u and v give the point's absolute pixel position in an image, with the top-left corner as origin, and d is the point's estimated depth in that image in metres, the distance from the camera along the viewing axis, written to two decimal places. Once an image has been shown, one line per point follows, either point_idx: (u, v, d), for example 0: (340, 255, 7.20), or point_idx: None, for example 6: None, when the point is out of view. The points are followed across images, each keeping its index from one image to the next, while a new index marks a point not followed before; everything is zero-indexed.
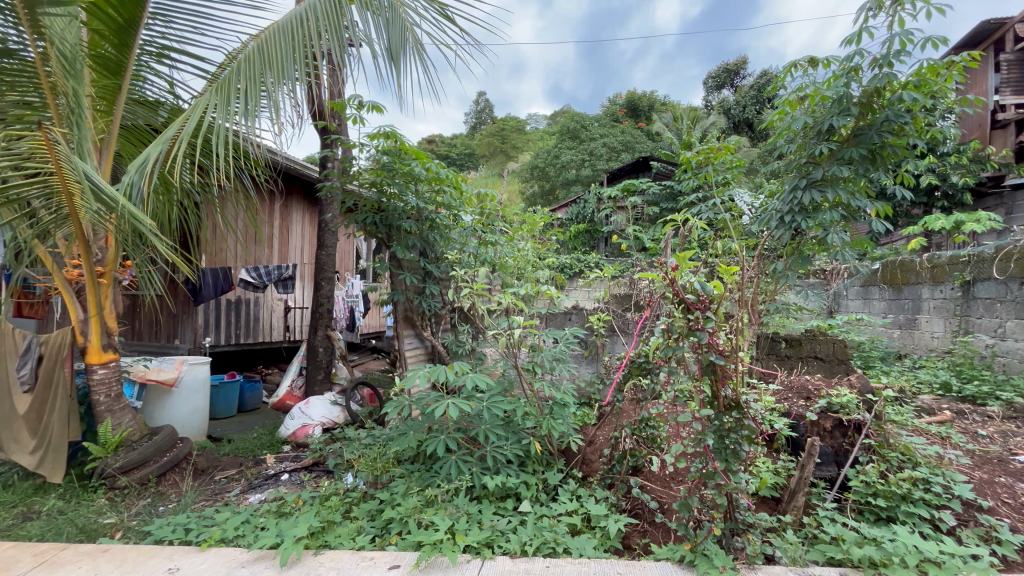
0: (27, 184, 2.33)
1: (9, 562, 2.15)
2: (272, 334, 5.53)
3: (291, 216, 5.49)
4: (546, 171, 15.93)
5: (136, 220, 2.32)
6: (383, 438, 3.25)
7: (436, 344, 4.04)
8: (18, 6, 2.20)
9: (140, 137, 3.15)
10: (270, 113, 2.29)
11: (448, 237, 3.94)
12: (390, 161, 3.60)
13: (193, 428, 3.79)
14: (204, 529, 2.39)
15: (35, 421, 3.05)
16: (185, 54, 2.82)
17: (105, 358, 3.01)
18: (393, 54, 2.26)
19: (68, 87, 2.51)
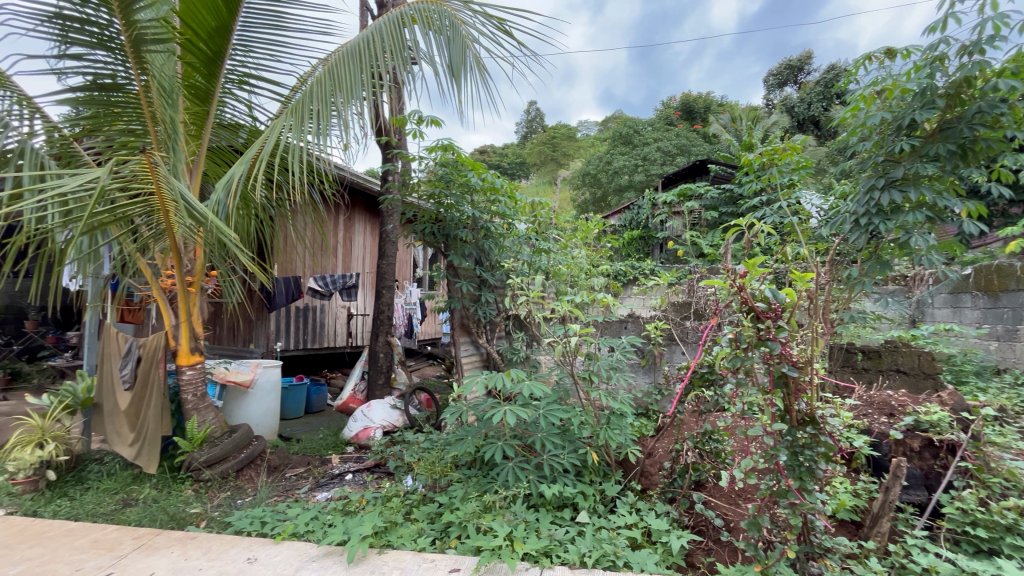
0: (132, 203, 2.61)
1: (114, 543, 2.39)
2: (336, 340, 5.81)
3: (354, 227, 5.77)
4: (598, 177, 15.83)
5: (222, 234, 2.53)
6: (440, 443, 3.32)
7: (491, 351, 4.10)
8: (127, 45, 2.51)
9: (222, 157, 3.42)
10: (341, 132, 2.44)
11: (503, 246, 4.00)
12: (447, 173, 3.72)
13: (266, 427, 4.04)
14: (278, 523, 2.54)
15: (134, 417, 3.37)
16: (263, 79, 3.06)
17: (193, 360, 3.29)
18: (453, 70, 2.35)
19: (165, 116, 2.78)
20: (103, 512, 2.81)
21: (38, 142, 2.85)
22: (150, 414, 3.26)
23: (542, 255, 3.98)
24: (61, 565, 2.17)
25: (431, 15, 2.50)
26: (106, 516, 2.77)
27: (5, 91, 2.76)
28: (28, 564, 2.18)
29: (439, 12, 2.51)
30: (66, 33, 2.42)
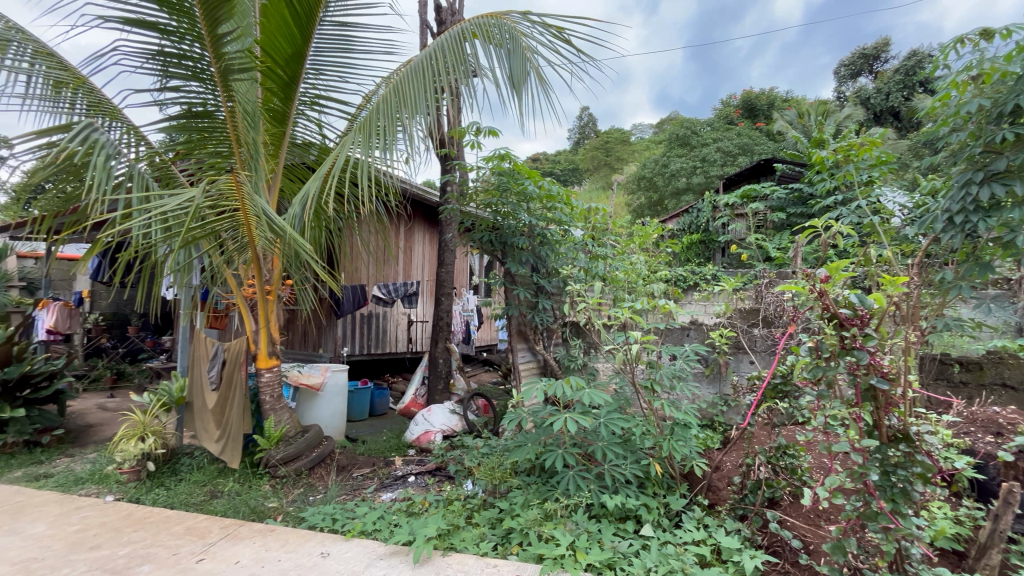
0: (221, 220, 2.85)
1: (204, 531, 2.60)
2: (397, 345, 6.02)
3: (414, 236, 5.97)
4: (654, 180, 15.46)
5: (298, 246, 2.72)
6: (500, 449, 3.35)
7: (549, 358, 4.10)
8: (216, 75, 2.76)
9: (296, 173, 3.66)
10: (407, 148, 2.55)
11: (559, 253, 3.99)
12: (504, 181, 3.79)
13: (334, 428, 4.24)
14: (348, 521, 2.66)
15: (219, 415, 3.65)
16: (333, 100, 3.26)
17: (271, 363, 3.52)
18: (514, 81, 2.40)
19: (248, 138, 3.01)
20: (194, 502, 3.07)
21: (143, 166, 3.18)
22: (234, 413, 3.52)
23: (599, 261, 3.87)
24: (161, 549, 2.39)
25: (490, 29, 2.57)
26: (196, 506, 3.02)
27: (117, 122, 3.11)
28: (134, 546, 2.42)
29: (499, 26, 2.57)
30: (166, 68, 2.71)
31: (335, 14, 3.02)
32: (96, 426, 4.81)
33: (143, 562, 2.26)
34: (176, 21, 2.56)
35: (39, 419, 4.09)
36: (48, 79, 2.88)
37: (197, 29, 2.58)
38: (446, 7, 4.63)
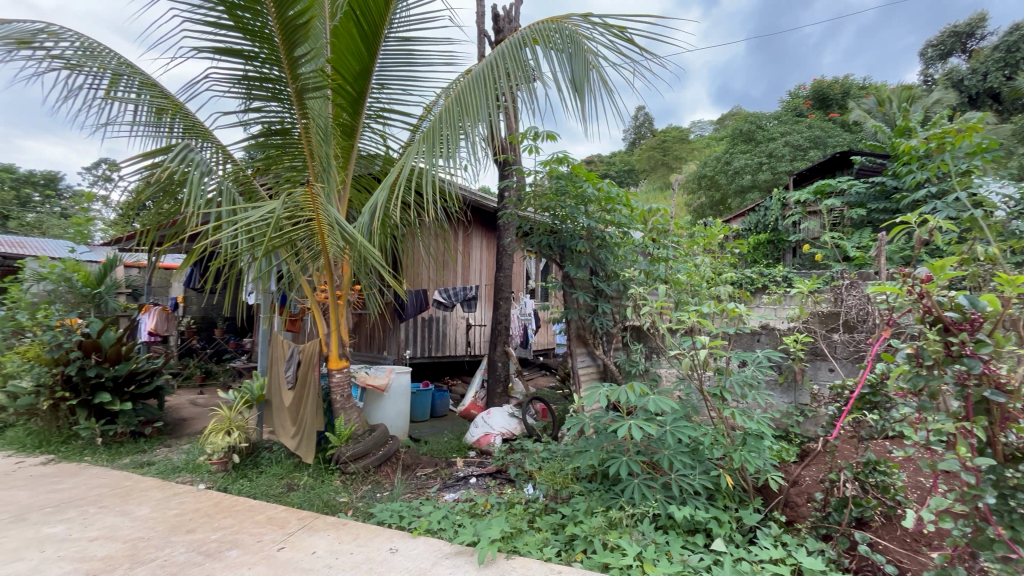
0: (298, 230, 3.05)
1: (284, 521, 2.77)
2: (457, 349, 6.15)
3: (472, 242, 6.08)
4: (716, 179, 14.84)
5: (369, 254, 2.85)
6: (560, 454, 3.32)
7: (609, 363, 4.02)
8: (293, 95, 2.95)
9: (363, 183, 3.84)
10: (470, 155, 2.61)
11: (619, 256, 3.92)
12: (563, 185, 3.77)
13: (398, 428, 4.40)
14: (414, 519, 2.74)
15: (294, 413, 3.87)
16: (397, 112, 3.40)
17: (341, 364, 3.70)
18: (576, 84, 2.39)
19: (321, 152, 3.19)
20: (274, 493, 3.29)
21: (230, 182, 3.46)
22: (308, 411, 3.73)
23: (660, 263, 3.82)
24: (246, 536, 2.57)
25: (550, 34, 2.58)
26: (276, 498, 3.23)
27: (208, 143, 3.41)
28: (223, 532, 2.62)
29: (559, 30, 2.57)
30: (251, 91, 2.94)
31: (399, 30, 3.16)
32: (188, 420, 5.28)
33: (230, 547, 2.44)
34: (258, 47, 2.77)
35: (142, 412, 4.55)
36: (152, 106, 3.21)
37: (276, 53, 2.78)
38: (503, 15, 4.70)
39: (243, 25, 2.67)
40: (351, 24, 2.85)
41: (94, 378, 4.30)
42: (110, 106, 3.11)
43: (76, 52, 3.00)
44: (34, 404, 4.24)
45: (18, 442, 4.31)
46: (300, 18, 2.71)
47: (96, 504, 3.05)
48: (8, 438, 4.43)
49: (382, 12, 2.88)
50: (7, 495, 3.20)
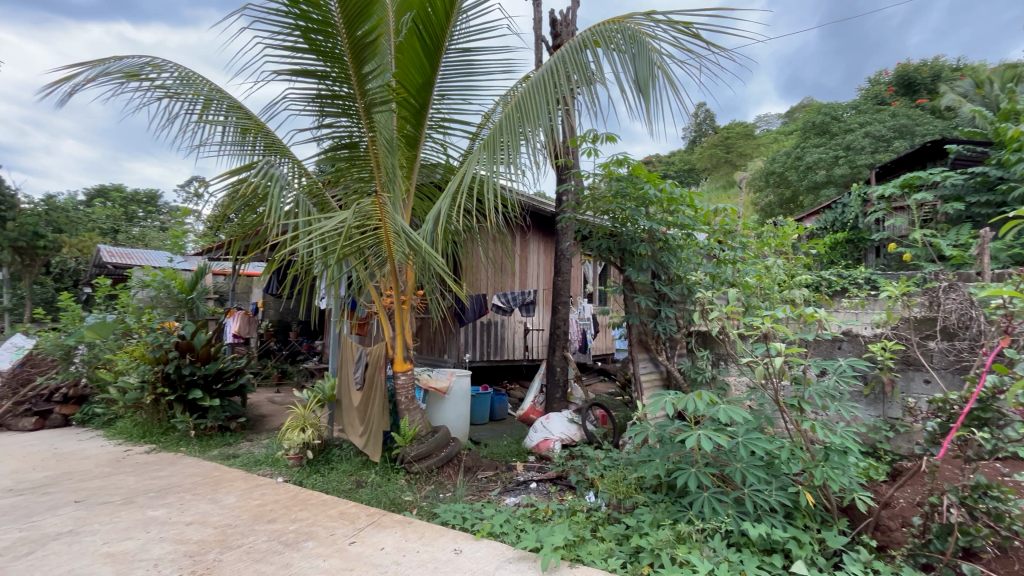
0: (367, 238, 3.19)
1: (354, 517, 2.90)
2: (515, 353, 6.18)
3: (529, 247, 6.11)
4: (786, 175, 13.99)
5: (433, 260, 2.95)
6: (623, 462, 3.24)
7: (673, 370, 3.87)
8: (361, 109, 3.10)
9: (426, 191, 3.95)
10: (531, 162, 2.62)
11: (683, 258, 3.78)
12: (623, 186, 3.67)
13: (459, 430, 4.48)
14: (477, 521, 2.78)
15: (362, 413, 4.05)
16: (457, 121, 3.48)
17: (406, 367, 3.82)
18: (640, 85, 2.34)
19: (387, 163, 3.33)
20: (344, 489, 3.46)
21: (305, 194, 3.69)
22: (375, 411, 3.88)
23: (727, 265, 3.73)
24: (320, 529, 2.71)
25: (612, 34, 2.54)
26: (346, 493, 3.39)
27: (286, 158, 3.67)
28: (300, 523, 2.79)
29: (621, 30, 2.53)
30: (324, 109, 3.13)
31: (459, 41, 3.21)
32: (267, 416, 5.67)
33: (307, 538, 2.59)
34: (329, 66, 2.93)
35: (227, 408, 4.94)
36: (237, 127, 3.49)
37: (346, 71, 2.94)
38: (561, 19, 4.69)
39: (317, 47, 2.84)
40: (415, 39, 2.96)
41: (188, 375, 4.73)
42: (203, 128, 3.42)
43: (176, 81, 3.34)
44: (139, 398, 4.72)
45: (125, 432, 4.82)
46: (368, 36, 2.86)
47: (190, 491, 3.34)
48: (118, 428, 4.96)
49: (444, 25, 2.96)
50: (118, 480, 3.59)
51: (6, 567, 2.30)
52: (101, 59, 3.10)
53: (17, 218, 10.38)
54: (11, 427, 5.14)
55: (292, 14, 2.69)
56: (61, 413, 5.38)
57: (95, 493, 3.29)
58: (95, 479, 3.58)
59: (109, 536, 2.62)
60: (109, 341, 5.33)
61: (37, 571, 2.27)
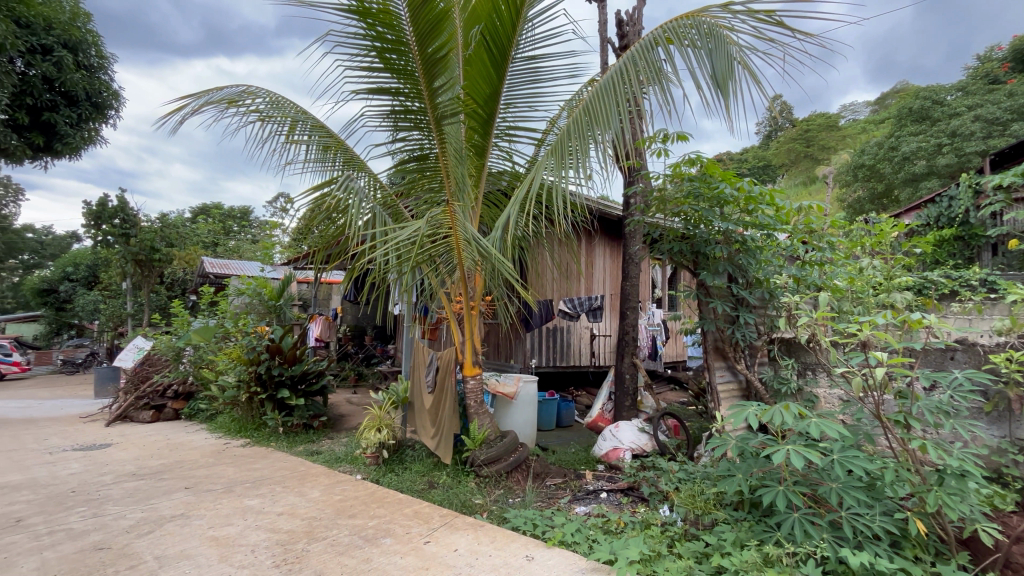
0: (440, 246, 3.29)
1: (428, 517, 2.98)
2: (581, 359, 6.10)
3: (594, 251, 6.03)
4: (878, 168, 12.78)
5: (503, 266, 2.98)
6: (700, 476, 3.08)
7: (753, 379, 3.63)
8: (432, 121, 3.21)
9: (494, 200, 4.03)
10: (601, 166, 2.57)
11: (763, 260, 3.51)
12: (697, 187, 3.49)
13: (527, 436, 4.48)
14: (548, 529, 2.76)
15: (434, 415, 4.16)
16: (523, 128, 3.51)
17: (475, 372, 3.87)
18: (718, 81, 2.24)
19: (457, 172, 3.41)
20: (418, 489, 3.57)
21: (380, 205, 3.89)
22: (446, 414, 3.98)
23: (813, 268, 3.50)
24: (397, 527, 2.82)
25: (686, 31, 2.46)
26: (419, 493, 3.50)
27: (363, 172, 3.88)
28: (378, 520, 2.91)
29: (696, 26, 2.44)
30: (398, 123, 3.27)
31: (524, 50, 3.24)
32: (346, 416, 6.01)
33: (385, 535, 2.69)
34: (402, 83, 3.06)
35: (310, 407, 5.29)
36: (320, 145, 3.75)
37: (418, 86, 3.06)
38: (627, 19, 4.60)
39: (391, 66, 2.98)
40: (482, 51, 3.04)
41: (277, 376, 5.12)
42: (290, 148, 3.71)
43: (267, 105, 3.64)
44: (235, 396, 5.17)
45: (225, 426, 5.32)
46: (439, 52, 2.96)
47: (281, 484, 3.60)
48: (219, 423, 5.48)
49: (510, 34, 3.01)
50: (220, 470, 3.95)
51: (132, 544, 2.60)
52: (206, 90, 3.45)
53: (139, 234, 11.82)
54: (134, 418, 5.87)
55: (369, 36, 2.84)
56: (173, 407, 6.06)
57: (201, 481, 3.65)
58: (201, 469, 3.97)
59: (214, 521, 2.88)
60: (211, 344, 5.89)
61: (156, 548, 2.54)
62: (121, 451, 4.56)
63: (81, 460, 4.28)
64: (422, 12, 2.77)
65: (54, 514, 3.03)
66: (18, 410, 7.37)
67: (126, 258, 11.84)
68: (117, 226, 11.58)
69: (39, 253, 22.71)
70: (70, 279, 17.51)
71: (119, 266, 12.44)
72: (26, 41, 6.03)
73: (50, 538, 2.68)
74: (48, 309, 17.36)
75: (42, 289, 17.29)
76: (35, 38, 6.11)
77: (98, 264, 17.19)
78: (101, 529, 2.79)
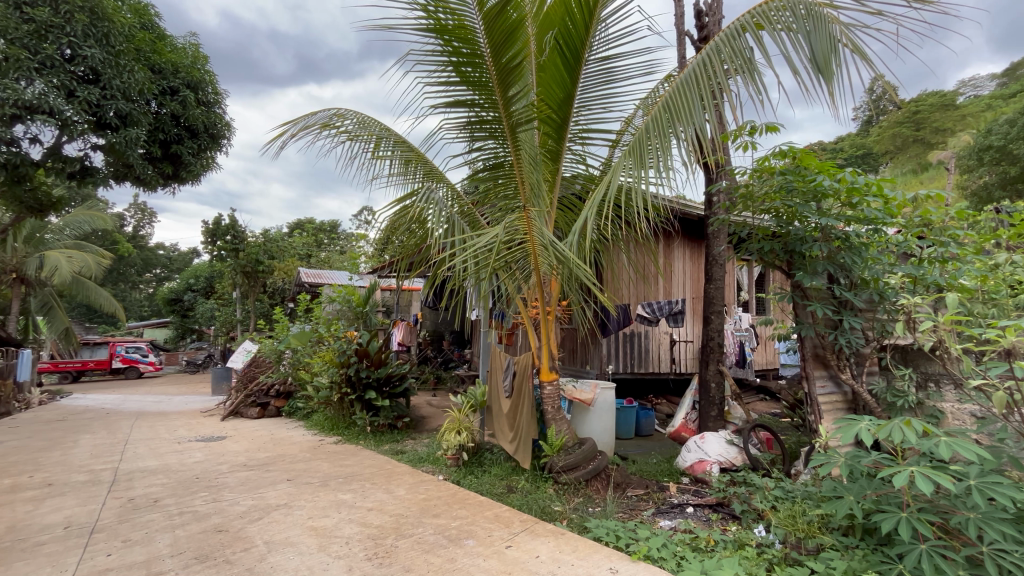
0: (516, 251, 3.32)
1: (508, 521, 3.00)
2: (661, 366, 5.86)
3: (673, 253, 5.80)
4: (1010, 149, 11.09)
5: (580, 271, 2.95)
6: (800, 495, 2.82)
7: (861, 391, 3.28)
8: (507, 130, 3.25)
9: (569, 204, 4.00)
10: (683, 164, 2.44)
11: (870, 259, 3.14)
12: (790, 181, 3.21)
13: (605, 444, 4.37)
14: (632, 542, 2.67)
15: (512, 420, 4.18)
16: (597, 130, 3.45)
17: (552, 377, 3.84)
18: (818, 65, 2.07)
19: (532, 179, 3.42)
20: (497, 493, 3.62)
21: (458, 213, 4.02)
22: (524, 420, 3.98)
23: (934, 266, 3.08)
24: (479, 529, 2.87)
25: (777, 14, 2.29)
26: (499, 497, 3.54)
27: (441, 183, 4.03)
28: (461, 521, 2.98)
29: (789, 9, 2.27)
30: (474, 134, 3.35)
31: (598, 52, 3.18)
32: (427, 418, 6.24)
33: (468, 536, 2.75)
34: (477, 95, 3.13)
35: (395, 408, 5.55)
36: (401, 159, 3.95)
37: (493, 97, 3.12)
38: (706, 9, 4.39)
39: (467, 79, 3.05)
40: (556, 55, 3.05)
41: (364, 378, 5.45)
42: (376, 163, 3.94)
43: (355, 125, 3.88)
44: (329, 396, 5.57)
45: (320, 424, 5.76)
46: (513, 61, 3.00)
47: (370, 481, 3.82)
48: (315, 421, 5.93)
49: (584, 37, 2.99)
50: (317, 464, 4.27)
51: (245, 528, 2.87)
52: (302, 116, 3.75)
53: (246, 249, 13.18)
54: (244, 413, 6.58)
55: (445, 52, 2.94)
56: (275, 405, 6.66)
57: (301, 474, 3.96)
58: (301, 462, 4.32)
59: (312, 512, 3.11)
60: (307, 347, 6.41)
61: (265, 534, 2.79)
62: (234, 443, 5.08)
63: (202, 450, 4.82)
64: (496, 23, 2.82)
65: (182, 497, 3.43)
66: (154, 404, 8.49)
67: (237, 270, 13.27)
68: (229, 242, 13.05)
69: (169, 268, 25.98)
70: (192, 289, 19.69)
71: (231, 277, 13.96)
72: (159, 85, 6.96)
73: (180, 518, 3.04)
74: (175, 316, 19.87)
75: (171, 299, 19.79)
76: (165, 82, 7.01)
77: (213, 276, 19.36)
78: (220, 513, 3.12)
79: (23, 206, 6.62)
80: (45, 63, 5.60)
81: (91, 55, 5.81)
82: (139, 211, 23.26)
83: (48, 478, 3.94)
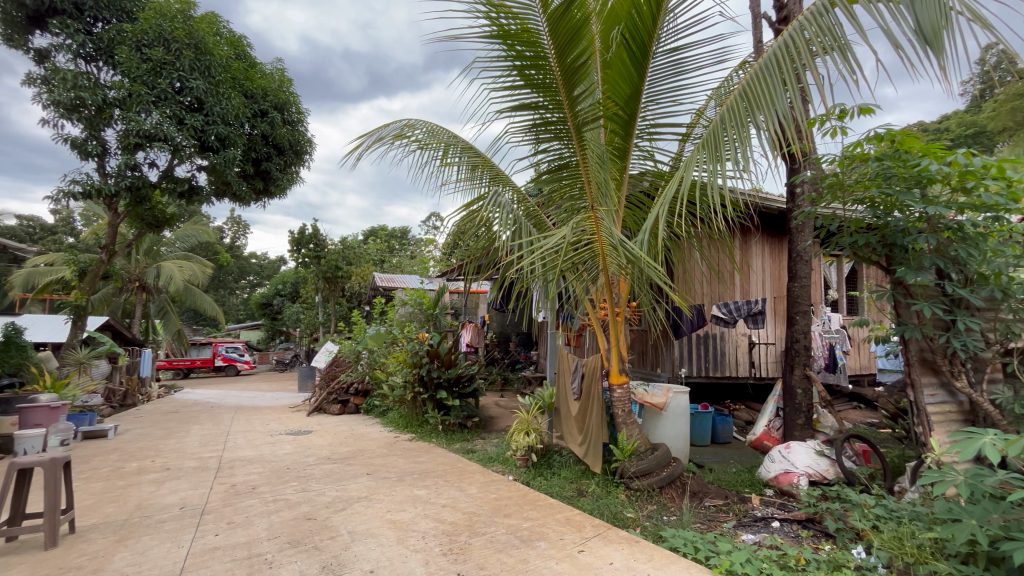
0: (584, 252, 3.28)
1: (579, 526, 2.96)
2: (739, 370, 5.53)
3: (751, 250, 5.46)
4: None
5: (652, 270, 2.86)
6: (906, 514, 2.54)
7: (979, 400, 2.91)
8: (572, 129, 3.22)
9: (637, 202, 3.89)
10: (764, 155, 2.30)
11: (990, 251, 2.75)
12: (889, 168, 2.89)
13: (680, 450, 4.20)
14: (712, 555, 2.53)
15: (580, 423, 4.12)
16: (667, 124, 3.33)
17: (622, 380, 3.75)
18: (926, 37, 1.86)
19: (599, 178, 3.36)
20: (567, 496, 3.59)
21: (523, 214, 4.04)
22: (593, 423, 3.91)
23: None
24: (550, 531, 2.86)
25: None
26: (569, 500, 3.51)
27: (507, 186, 4.08)
28: (532, 522, 2.99)
29: None
30: (539, 136, 3.35)
31: (667, 44, 3.07)
32: (495, 418, 6.34)
33: (540, 538, 2.75)
34: (541, 97, 3.14)
35: (464, 408, 5.69)
36: (469, 165, 4.06)
37: (559, 98, 3.11)
38: None
39: (531, 81, 3.07)
40: (623, 50, 2.99)
41: (435, 378, 5.64)
42: (444, 169, 4.07)
43: (425, 135, 4.03)
44: (403, 395, 5.82)
45: (396, 421, 6.03)
46: (579, 59, 2.97)
47: (443, 478, 3.94)
48: (391, 418, 6.23)
49: (652, 29, 2.90)
50: (393, 460, 4.48)
51: (331, 517, 3.08)
52: (376, 129, 3.96)
53: (327, 256, 14.17)
54: (327, 409, 7.04)
55: (509, 56, 2.96)
56: (354, 402, 7.07)
57: (379, 469, 4.17)
58: (379, 458, 4.55)
59: (390, 506, 3.27)
60: (383, 348, 6.74)
61: (349, 524, 2.96)
62: (319, 438, 5.46)
63: (292, 443, 5.23)
64: (561, 23, 2.80)
65: (276, 485, 3.74)
66: (250, 400, 9.33)
67: (319, 276, 14.30)
68: (311, 250, 14.08)
69: (261, 275, 28.47)
70: (280, 294, 21.42)
71: (314, 283, 15.06)
72: (252, 108, 7.65)
73: (274, 505, 3.32)
74: (266, 319, 21.75)
75: (263, 303, 21.68)
76: (256, 105, 7.70)
77: (298, 282, 20.92)
78: (308, 502, 3.36)
79: (143, 223, 7.53)
80: (160, 97, 6.38)
81: (197, 86, 6.54)
82: (236, 224, 25.71)
83: (166, 463, 4.46)
